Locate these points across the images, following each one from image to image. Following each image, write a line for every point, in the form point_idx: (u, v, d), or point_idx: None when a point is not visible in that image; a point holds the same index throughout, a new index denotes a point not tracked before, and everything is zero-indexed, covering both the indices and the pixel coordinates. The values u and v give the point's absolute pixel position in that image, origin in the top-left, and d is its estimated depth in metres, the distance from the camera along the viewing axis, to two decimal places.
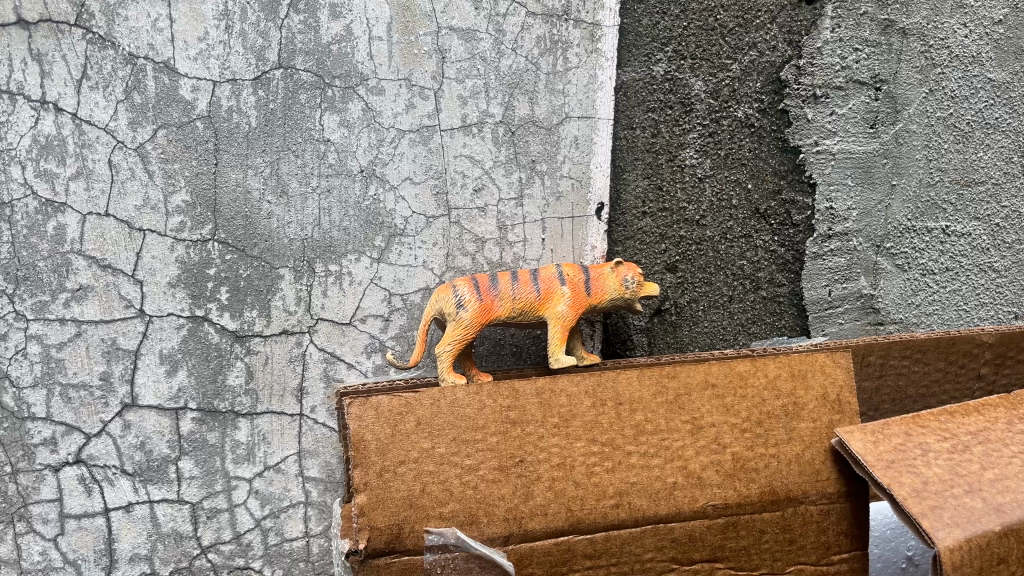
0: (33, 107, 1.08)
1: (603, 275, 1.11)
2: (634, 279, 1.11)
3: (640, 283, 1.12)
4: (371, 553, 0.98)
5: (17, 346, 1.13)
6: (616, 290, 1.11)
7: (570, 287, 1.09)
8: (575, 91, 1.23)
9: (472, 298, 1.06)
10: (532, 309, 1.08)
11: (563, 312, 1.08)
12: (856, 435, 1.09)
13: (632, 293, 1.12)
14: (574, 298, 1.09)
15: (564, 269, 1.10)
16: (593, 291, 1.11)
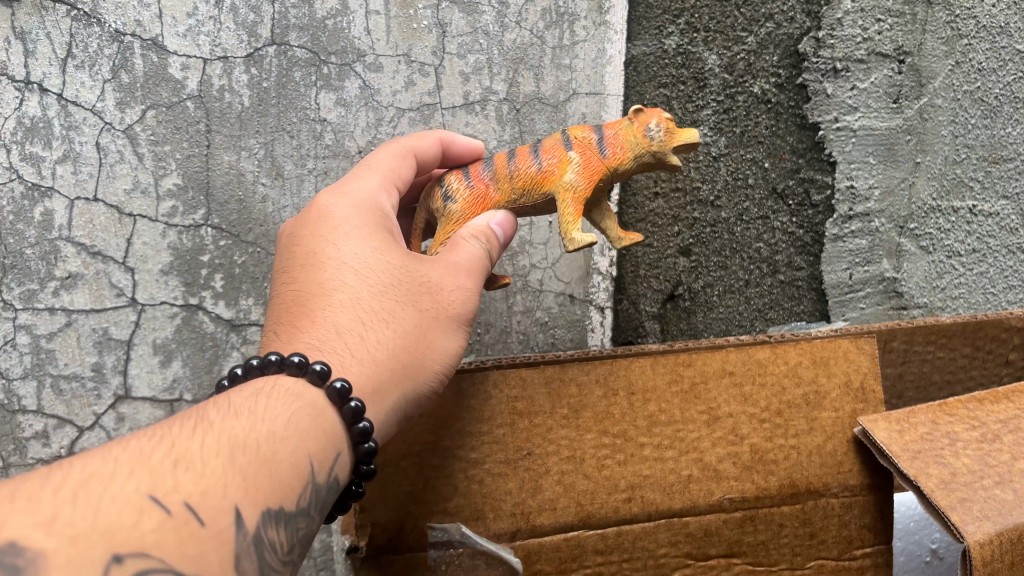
0: (17, 88, 1.04)
1: (622, 133, 0.85)
2: (661, 125, 0.83)
3: (670, 132, 0.84)
4: (376, 550, 0.99)
5: (6, 336, 1.09)
6: (638, 144, 0.84)
7: (579, 152, 0.84)
8: (583, 66, 1.17)
9: (461, 187, 0.88)
10: (533, 185, 0.85)
11: (572, 181, 0.83)
12: (881, 424, 1.03)
13: (658, 146, 0.84)
14: (586, 165, 0.84)
15: (572, 133, 0.86)
16: (609, 155, 0.84)
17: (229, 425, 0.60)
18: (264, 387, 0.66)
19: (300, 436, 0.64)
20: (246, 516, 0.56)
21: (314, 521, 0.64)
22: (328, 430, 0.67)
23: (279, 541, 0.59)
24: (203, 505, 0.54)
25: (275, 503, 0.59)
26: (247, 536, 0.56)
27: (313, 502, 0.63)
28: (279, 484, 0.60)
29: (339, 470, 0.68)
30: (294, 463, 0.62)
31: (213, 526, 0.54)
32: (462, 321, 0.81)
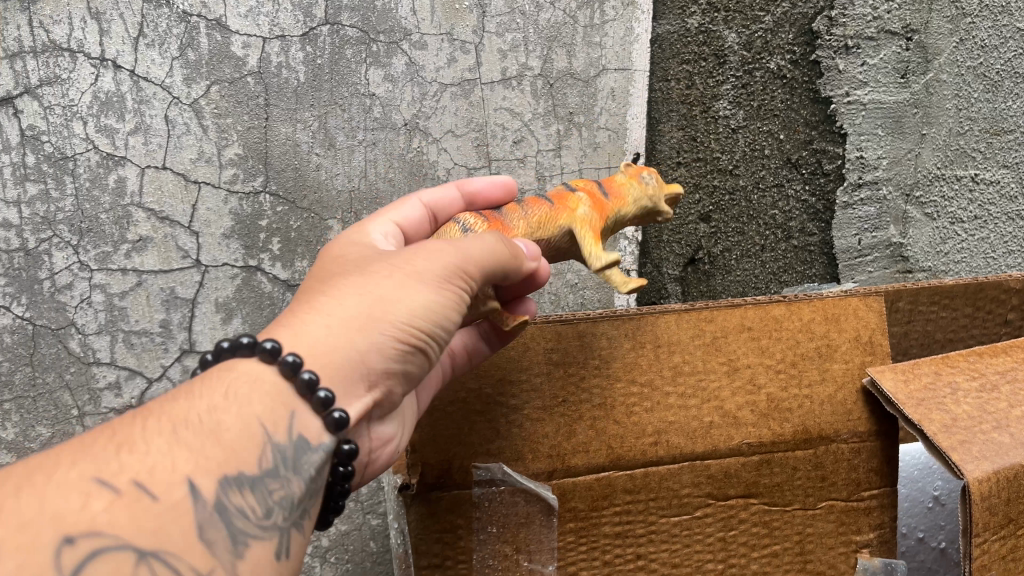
0: (93, 64, 1.13)
1: (615, 183, 0.90)
2: (652, 176, 0.90)
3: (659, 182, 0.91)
4: (426, 487, 1.08)
5: (82, 295, 1.18)
6: (636, 190, 0.89)
7: (587, 195, 0.87)
8: (612, 43, 1.29)
9: (478, 220, 0.84)
10: (549, 222, 0.85)
11: (587, 214, 0.85)
12: (887, 374, 1.13)
13: (654, 193, 0.90)
14: (595, 204, 0.86)
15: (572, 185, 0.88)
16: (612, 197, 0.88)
17: (166, 404, 0.59)
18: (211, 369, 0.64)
19: (242, 404, 0.61)
20: (200, 484, 0.56)
21: (292, 482, 0.63)
22: (279, 398, 0.63)
23: (246, 504, 0.58)
24: (150, 479, 0.54)
25: (232, 469, 0.58)
26: (203, 504, 0.55)
27: (278, 461, 0.61)
28: (233, 450, 0.59)
29: (308, 434, 0.64)
30: (239, 432, 0.59)
31: (167, 499, 0.54)
32: (451, 271, 0.73)
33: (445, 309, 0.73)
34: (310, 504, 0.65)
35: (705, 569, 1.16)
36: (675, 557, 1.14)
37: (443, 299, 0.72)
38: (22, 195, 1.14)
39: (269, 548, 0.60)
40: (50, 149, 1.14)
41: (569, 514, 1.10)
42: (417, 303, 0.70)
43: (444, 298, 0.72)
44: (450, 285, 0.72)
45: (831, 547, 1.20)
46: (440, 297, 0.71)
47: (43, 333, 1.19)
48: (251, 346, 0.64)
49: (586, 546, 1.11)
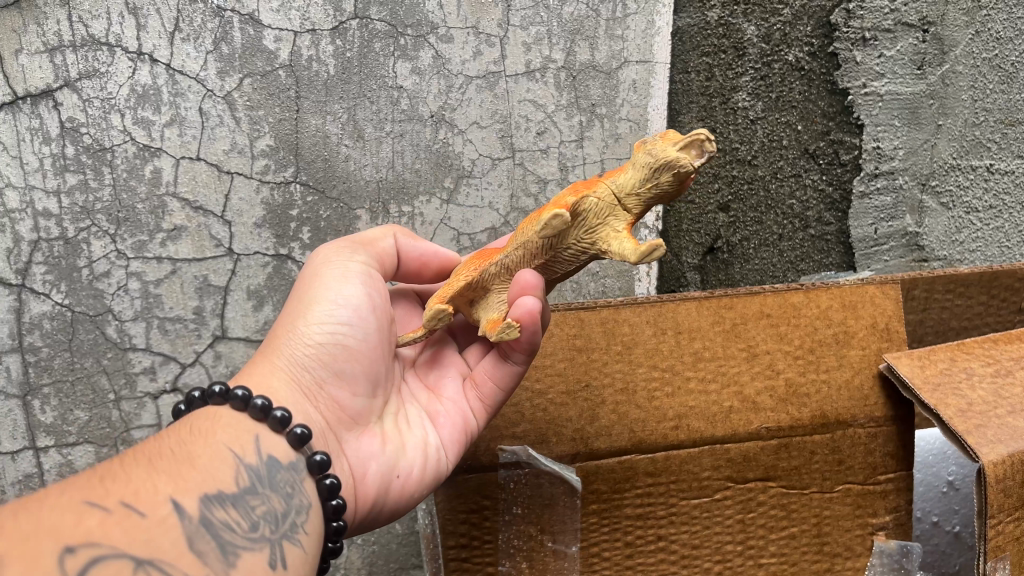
0: (130, 58, 1.23)
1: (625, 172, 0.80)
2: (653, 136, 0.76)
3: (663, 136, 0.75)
4: (453, 470, 1.12)
5: (119, 283, 1.29)
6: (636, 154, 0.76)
7: None
8: (634, 36, 1.37)
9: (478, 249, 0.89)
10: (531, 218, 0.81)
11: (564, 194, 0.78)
12: (904, 360, 1.16)
13: (653, 146, 0.74)
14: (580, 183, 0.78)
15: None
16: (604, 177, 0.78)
17: (141, 447, 0.66)
18: (184, 420, 0.74)
19: (210, 436, 0.70)
20: (184, 504, 0.61)
21: (270, 499, 0.69)
22: (240, 425, 0.74)
23: (231, 518, 0.64)
24: (138, 500, 0.58)
25: (211, 488, 0.64)
26: (189, 519, 0.60)
27: (253, 479, 0.69)
28: (208, 473, 0.65)
29: (270, 448, 0.74)
30: (211, 454, 0.68)
31: (154, 515, 0.58)
32: (320, 265, 0.90)
33: (369, 275, 0.90)
34: (298, 517, 0.71)
35: (724, 550, 1.19)
36: (695, 538, 1.17)
37: (345, 269, 0.89)
38: (62, 185, 1.24)
39: (261, 557, 0.64)
40: (89, 141, 1.24)
41: (592, 496, 1.13)
42: (330, 277, 0.88)
43: (345, 268, 0.89)
44: (359, 249, 0.92)
45: (848, 529, 1.23)
46: (339, 265, 0.89)
47: (81, 319, 1.29)
48: (221, 391, 0.76)
49: (608, 527, 1.14)
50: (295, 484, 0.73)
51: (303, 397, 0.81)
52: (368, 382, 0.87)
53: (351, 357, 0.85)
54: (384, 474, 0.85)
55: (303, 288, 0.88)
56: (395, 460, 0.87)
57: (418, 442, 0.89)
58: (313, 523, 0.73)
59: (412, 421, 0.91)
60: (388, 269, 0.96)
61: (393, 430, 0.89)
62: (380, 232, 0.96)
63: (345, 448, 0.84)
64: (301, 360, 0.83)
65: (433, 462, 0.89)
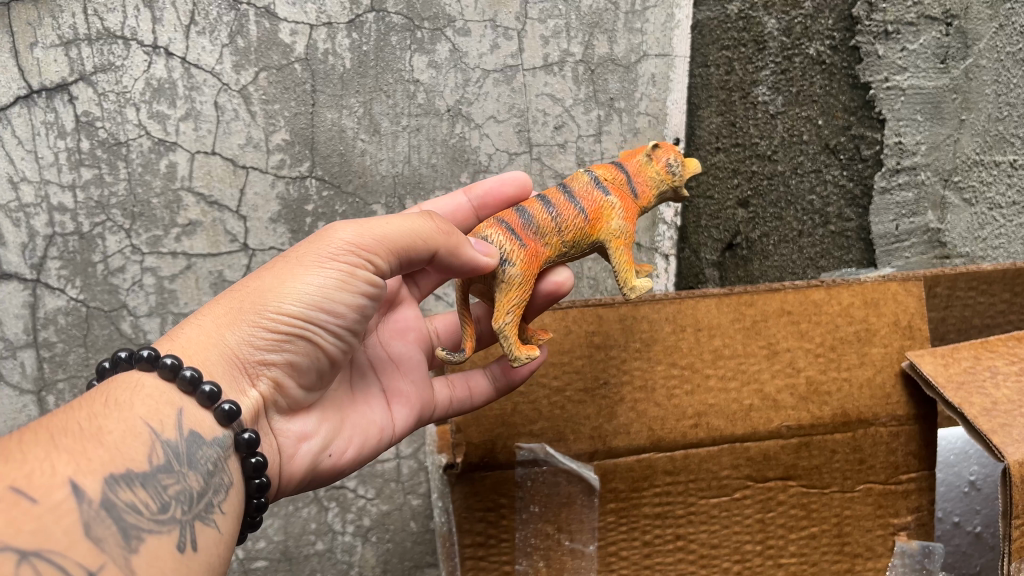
0: (146, 51, 1.24)
1: (641, 169, 0.87)
2: (678, 158, 0.87)
3: (685, 163, 0.88)
4: (469, 467, 1.10)
5: (134, 278, 1.29)
6: (662, 179, 0.88)
7: (615, 194, 0.85)
8: (653, 29, 1.36)
9: (513, 248, 0.82)
10: (582, 236, 0.84)
11: (624, 228, 0.84)
12: (927, 358, 1.15)
13: (679, 179, 0.88)
14: (626, 207, 0.85)
15: (594, 173, 0.86)
16: (641, 194, 0.87)
17: (48, 419, 0.65)
18: (104, 385, 0.73)
19: (129, 406, 0.70)
20: (85, 486, 0.61)
21: (186, 477, 0.70)
22: (163, 396, 0.73)
23: (139, 501, 0.64)
24: (32, 485, 0.58)
25: (119, 468, 0.64)
26: (89, 503, 0.61)
27: (167, 456, 0.69)
28: (117, 451, 0.65)
29: (193, 422, 0.74)
30: (125, 429, 0.67)
31: (47, 501, 0.58)
32: (320, 255, 0.81)
33: (366, 281, 0.82)
34: (215, 496, 0.73)
35: (743, 549, 1.17)
36: (714, 538, 1.16)
37: (344, 271, 0.80)
38: (77, 179, 1.25)
39: (168, 539, 0.65)
40: (104, 135, 1.24)
41: (610, 495, 1.12)
42: (322, 276, 0.80)
43: (342, 270, 0.80)
44: (372, 253, 0.81)
45: (869, 529, 1.21)
46: (338, 267, 0.80)
47: (96, 315, 1.29)
48: (149, 358, 0.74)
49: (626, 527, 1.13)
50: (217, 461, 0.75)
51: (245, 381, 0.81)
52: (316, 373, 0.87)
53: (308, 354, 0.83)
54: (316, 454, 0.90)
55: (288, 270, 0.81)
56: (330, 441, 0.91)
57: (362, 426, 0.95)
58: (232, 501, 0.76)
59: (361, 398, 0.96)
60: (405, 261, 0.85)
61: (337, 410, 0.93)
62: (408, 231, 0.82)
63: (281, 425, 0.87)
64: (256, 343, 0.80)
65: (372, 445, 0.95)
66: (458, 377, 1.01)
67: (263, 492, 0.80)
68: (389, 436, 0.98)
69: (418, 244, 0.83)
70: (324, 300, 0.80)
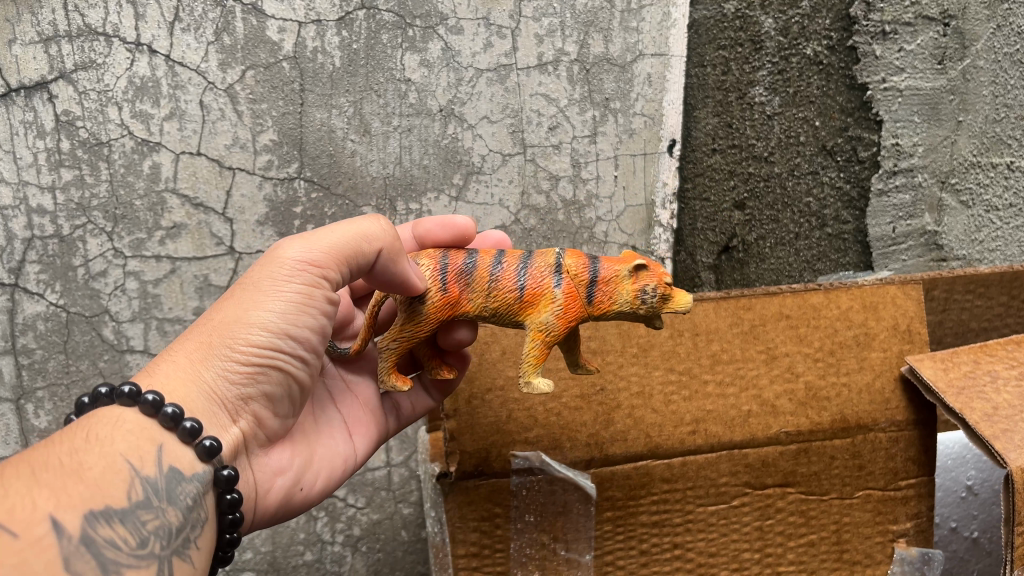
0: (128, 49, 1.20)
1: (616, 276, 0.81)
2: (657, 289, 0.81)
3: (664, 297, 0.81)
4: (462, 475, 1.06)
5: (116, 282, 1.26)
6: (628, 302, 0.81)
7: (566, 292, 0.80)
8: (649, 28, 1.34)
9: (435, 286, 0.80)
10: (508, 310, 0.80)
11: (548, 325, 0.79)
12: (927, 362, 1.12)
13: (649, 309, 0.81)
14: (568, 307, 0.80)
15: (563, 258, 0.81)
16: (599, 301, 0.81)
17: (29, 453, 0.64)
18: (83, 420, 0.70)
19: (109, 443, 0.67)
20: (65, 522, 0.60)
21: (166, 512, 0.68)
22: (144, 432, 0.70)
23: (117, 536, 0.63)
24: (13, 520, 0.58)
25: (99, 504, 0.63)
26: (68, 539, 0.60)
27: (147, 493, 0.67)
28: (97, 487, 0.64)
29: (173, 459, 0.71)
30: (104, 464, 0.65)
31: (26, 536, 0.58)
32: (276, 278, 0.79)
33: (323, 302, 0.81)
34: (193, 531, 0.71)
35: (741, 558, 1.15)
36: (711, 546, 1.13)
37: (302, 294, 0.80)
38: (57, 180, 1.21)
39: None
40: (85, 135, 1.21)
41: (606, 503, 1.09)
42: (281, 298, 0.79)
43: (299, 292, 0.79)
44: (330, 269, 0.80)
45: (868, 536, 1.19)
46: (294, 287, 0.79)
47: (77, 320, 1.26)
48: (130, 394, 0.71)
49: (623, 535, 1.10)
50: (197, 496, 0.72)
51: (222, 415, 0.79)
52: (288, 402, 0.86)
53: (280, 380, 0.82)
54: (288, 487, 0.89)
55: (247, 297, 0.80)
56: (301, 475, 0.91)
57: (328, 459, 0.94)
58: (208, 536, 0.73)
59: (326, 430, 0.96)
60: (355, 272, 0.83)
61: (305, 442, 0.93)
62: (361, 242, 0.81)
63: (254, 460, 0.86)
64: (227, 376, 0.79)
65: (338, 477, 0.95)
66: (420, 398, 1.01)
67: (237, 528, 0.78)
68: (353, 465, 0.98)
69: (366, 253, 0.81)
70: (283, 322, 0.79)
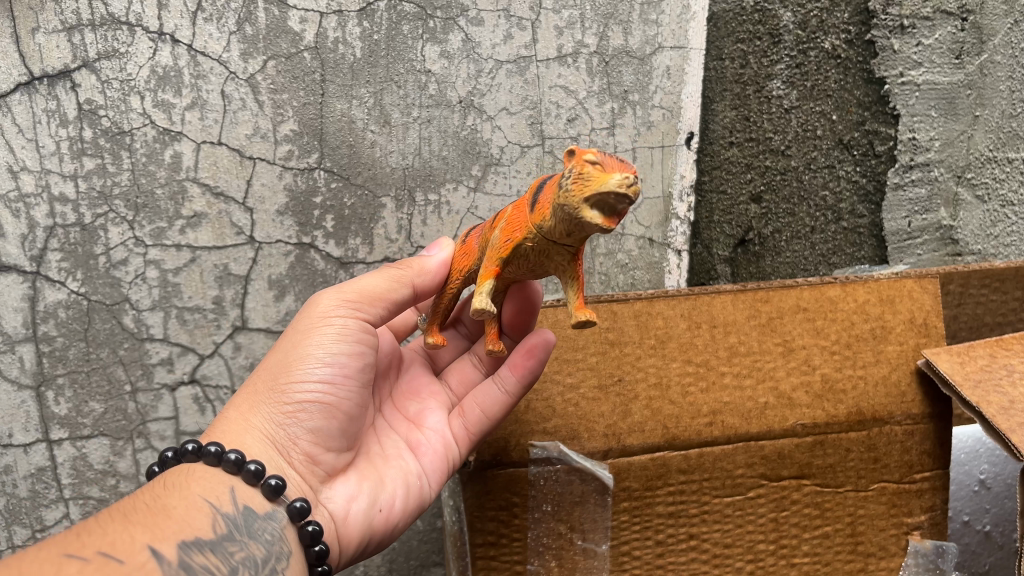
0: (151, 38, 1.21)
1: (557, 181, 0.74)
2: (572, 169, 0.70)
3: (580, 177, 0.69)
4: (482, 466, 1.06)
5: (137, 271, 1.27)
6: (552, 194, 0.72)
7: (517, 209, 0.79)
8: (669, 21, 1.41)
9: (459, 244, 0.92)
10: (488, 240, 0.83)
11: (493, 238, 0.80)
12: (943, 356, 1.13)
13: (564, 196, 0.70)
14: (511, 220, 0.79)
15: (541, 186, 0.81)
16: (536, 207, 0.76)
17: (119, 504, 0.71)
18: (162, 477, 0.79)
19: (188, 487, 0.76)
20: (163, 550, 0.66)
21: (249, 545, 0.75)
22: (215, 477, 0.79)
23: (210, 563, 0.69)
24: (117, 548, 0.64)
25: (189, 536, 0.69)
26: (168, 563, 0.66)
27: (229, 526, 0.74)
28: (185, 522, 0.70)
29: (244, 498, 0.79)
30: (185, 503, 0.73)
31: (133, 561, 0.63)
32: (313, 322, 0.89)
33: (362, 332, 0.89)
34: (278, 562, 0.77)
35: (756, 549, 1.15)
36: (726, 537, 1.14)
37: (339, 328, 0.88)
38: (79, 169, 1.22)
39: None
40: (107, 124, 1.22)
41: (623, 494, 1.09)
42: (319, 336, 0.88)
43: (337, 326, 0.88)
44: (362, 304, 0.89)
45: (882, 529, 1.19)
46: (334, 322, 0.88)
47: (97, 309, 1.27)
48: (193, 450, 0.81)
49: (639, 526, 1.10)
50: (275, 531, 0.79)
51: (278, 450, 0.86)
52: (346, 433, 0.91)
53: (330, 410, 0.88)
54: (364, 511, 0.90)
55: (291, 345, 0.89)
56: (375, 498, 0.92)
57: (400, 480, 0.95)
58: (294, 568, 0.79)
59: (391, 452, 0.97)
60: (396, 310, 0.93)
61: (374, 466, 0.95)
62: (392, 280, 0.91)
63: (322, 493, 0.89)
64: (278, 416, 0.87)
65: (415, 496, 0.95)
66: (470, 400, 0.97)
67: (324, 559, 0.82)
68: (430, 485, 0.97)
69: (400, 288, 0.91)
70: (327, 352, 0.87)
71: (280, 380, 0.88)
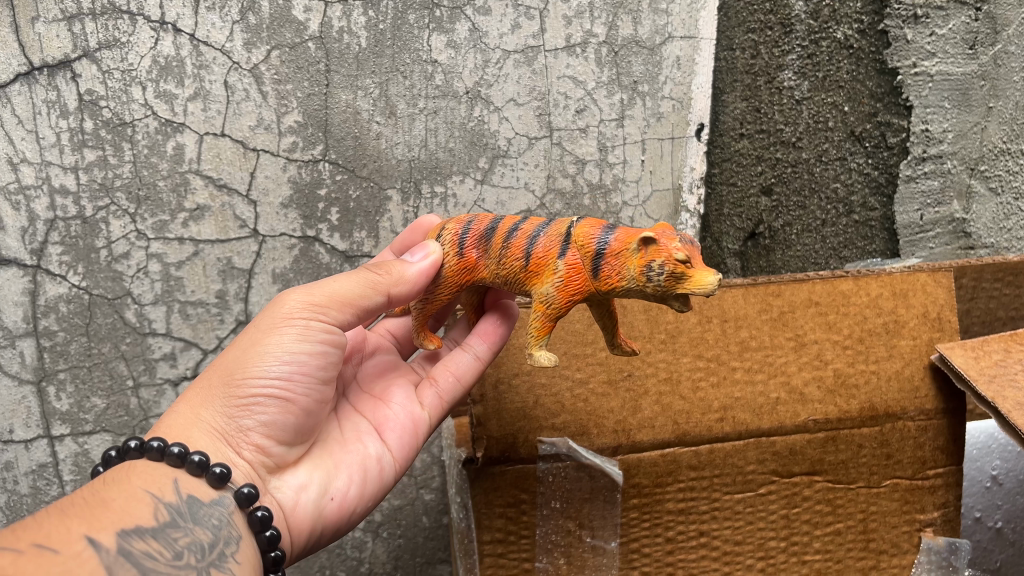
0: (152, 28, 1.18)
1: (626, 254, 0.76)
2: (664, 265, 0.74)
3: (674, 275, 0.74)
4: (488, 461, 1.03)
5: (138, 264, 1.26)
6: (635, 278, 0.75)
7: (567, 264, 0.78)
8: (678, 11, 1.37)
9: (450, 253, 0.86)
10: (520, 280, 0.81)
11: (547, 296, 0.78)
12: (958, 350, 1.11)
13: (658, 287, 0.75)
14: (569, 278, 0.78)
15: (576, 228, 0.80)
16: (603, 275, 0.77)
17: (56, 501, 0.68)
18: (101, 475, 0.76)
19: (129, 480, 0.73)
20: (101, 539, 0.63)
21: (194, 531, 0.72)
22: (157, 471, 0.76)
23: (153, 549, 0.67)
24: (51, 540, 0.60)
25: (129, 524, 0.67)
26: (107, 551, 0.63)
27: (173, 514, 0.72)
28: (125, 513, 0.68)
29: (187, 487, 0.76)
30: (124, 495, 0.70)
31: (68, 551, 0.60)
32: (275, 322, 0.84)
33: (325, 334, 0.85)
34: (227, 546, 0.74)
35: (767, 546, 1.13)
36: (737, 534, 1.12)
37: (300, 328, 0.84)
38: (80, 161, 1.20)
39: None
40: (108, 115, 1.20)
41: (633, 490, 1.07)
42: (279, 335, 0.83)
43: (298, 328, 0.83)
44: (329, 308, 0.85)
45: (894, 525, 1.18)
46: (295, 324, 0.84)
47: (99, 303, 1.26)
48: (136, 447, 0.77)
49: (649, 522, 1.08)
50: (223, 517, 0.76)
51: (226, 443, 0.82)
52: (301, 427, 0.87)
53: (287, 407, 0.85)
54: (316, 499, 0.88)
55: (250, 341, 0.85)
56: (328, 485, 0.90)
57: (358, 466, 0.93)
58: (246, 553, 0.77)
59: (351, 437, 0.95)
60: (366, 315, 0.89)
61: (331, 454, 0.92)
62: (364, 285, 0.86)
63: (273, 481, 0.86)
64: (230, 411, 0.83)
65: (372, 481, 0.93)
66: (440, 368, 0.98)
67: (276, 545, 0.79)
68: (390, 468, 0.96)
69: (371, 294, 0.86)
70: (285, 352, 0.83)
71: (234, 375, 0.83)
